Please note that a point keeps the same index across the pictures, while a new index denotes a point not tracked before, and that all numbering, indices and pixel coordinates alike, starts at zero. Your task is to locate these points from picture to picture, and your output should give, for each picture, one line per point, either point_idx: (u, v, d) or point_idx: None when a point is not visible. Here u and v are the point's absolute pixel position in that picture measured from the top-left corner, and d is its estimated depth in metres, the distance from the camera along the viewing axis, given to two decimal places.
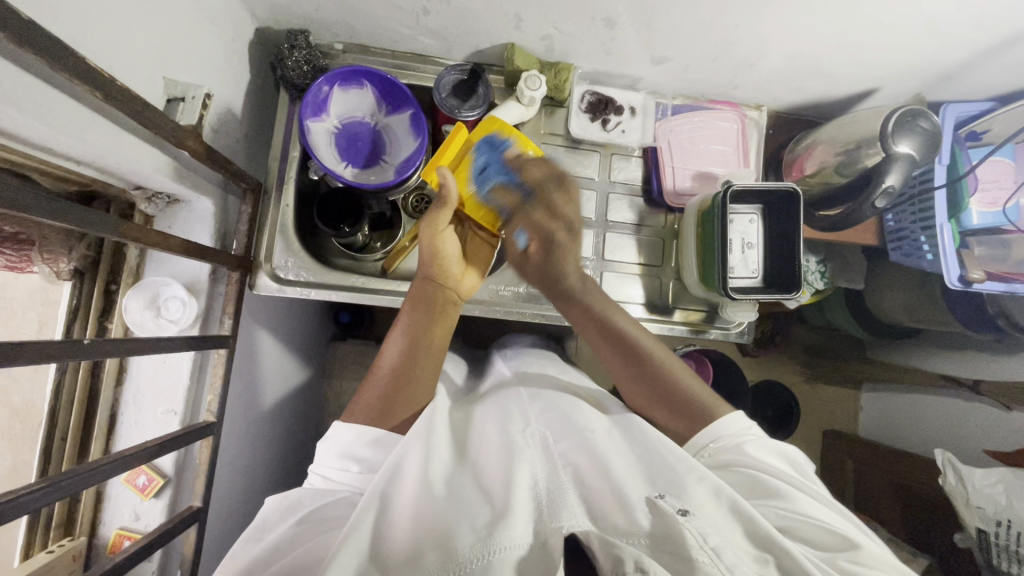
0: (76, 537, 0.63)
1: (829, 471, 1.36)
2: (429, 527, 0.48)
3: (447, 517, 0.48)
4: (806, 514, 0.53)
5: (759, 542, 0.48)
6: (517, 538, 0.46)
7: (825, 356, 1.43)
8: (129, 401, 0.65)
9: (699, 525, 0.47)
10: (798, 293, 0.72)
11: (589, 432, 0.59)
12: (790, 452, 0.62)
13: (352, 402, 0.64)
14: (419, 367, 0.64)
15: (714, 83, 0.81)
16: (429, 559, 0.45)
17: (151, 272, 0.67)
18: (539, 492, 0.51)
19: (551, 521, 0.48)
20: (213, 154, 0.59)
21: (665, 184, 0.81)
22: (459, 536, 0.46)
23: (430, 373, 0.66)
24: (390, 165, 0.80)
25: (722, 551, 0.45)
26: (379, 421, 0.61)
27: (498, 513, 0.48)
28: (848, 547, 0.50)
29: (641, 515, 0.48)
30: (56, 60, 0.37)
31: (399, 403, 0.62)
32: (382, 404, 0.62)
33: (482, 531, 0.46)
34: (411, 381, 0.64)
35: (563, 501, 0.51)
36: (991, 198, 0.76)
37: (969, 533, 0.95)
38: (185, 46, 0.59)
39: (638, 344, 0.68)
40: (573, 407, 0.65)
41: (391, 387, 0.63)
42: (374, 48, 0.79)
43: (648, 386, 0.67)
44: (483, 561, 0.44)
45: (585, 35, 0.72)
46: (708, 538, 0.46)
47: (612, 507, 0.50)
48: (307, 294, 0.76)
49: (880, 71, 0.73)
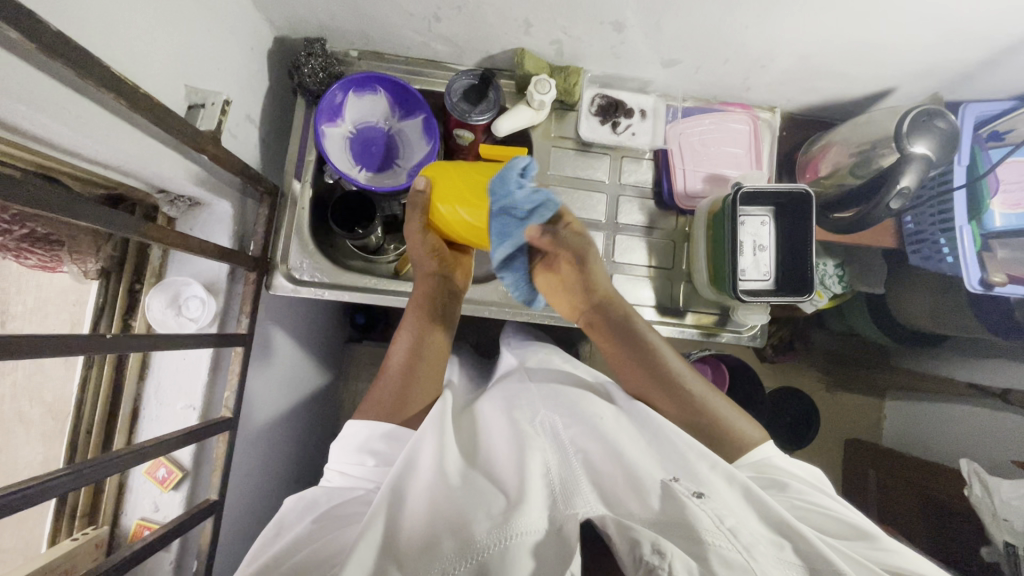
0: (99, 526, 0.65)
1: (852, 482, 1.33)
2: (444, 512, 0.48)
3: (462, 502, 0.49)
4: (818, 504, 0.54)
5: (773, 523, 0.47)
6: (534, 523, 0.46)
7: (848, 364, 1.40)
8: (151, 396, 0.68)
9: (713, 507, 0.47)
10: (811, 295, 0.72)
11: (597, 419, 0.59)
12: (808, 465, 0.63)
13: (364, 405, 0.65)
14: (421, 369, 0.66)
15: (726, 85, 0.80)
16: (446, 545, 0.45)
17: (173, 272, 0.70)
18: (551, 479, 0.51)
19: (566, 508, 0.48)
20: (232, 158, 0.61)
21: (676, 186, 0.82)
22: (476, 523, 0.46)
23: (437, 367, 0.68)
24: (403, 168, 0.82)
25: (738, 531, 0.45)
26: (395, 416, 0.62)
27: (512, 500, 0.48)
28: (863, 535, 0.51)
29: (655, 500, 0.48)
30: (84, 69, 0.39)
31: (409, 400, 0.63)
32: (394, 399, 0.63)
33: (499, 517, 0.46)
34: (420, 377, 0.65)
35: (577, 489, 0.50)
36: (1015, 200, 0.73)
37: (996, 547, 0.93)
38: (206, 56, 0.62)
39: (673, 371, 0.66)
40: (580, 396, 0.64)
41: (403, 381, 0.64)
42: (388, 55, 0.81)
43: (684, 410, 0.64)
44: (500, 547, 0.44)
45: (595, 38, 0.72)
46: (723, 519, 0.46)
47: (626, 493, 0.50)
48: (321, 294, 0.78)
49: (896, 70, 0.72)
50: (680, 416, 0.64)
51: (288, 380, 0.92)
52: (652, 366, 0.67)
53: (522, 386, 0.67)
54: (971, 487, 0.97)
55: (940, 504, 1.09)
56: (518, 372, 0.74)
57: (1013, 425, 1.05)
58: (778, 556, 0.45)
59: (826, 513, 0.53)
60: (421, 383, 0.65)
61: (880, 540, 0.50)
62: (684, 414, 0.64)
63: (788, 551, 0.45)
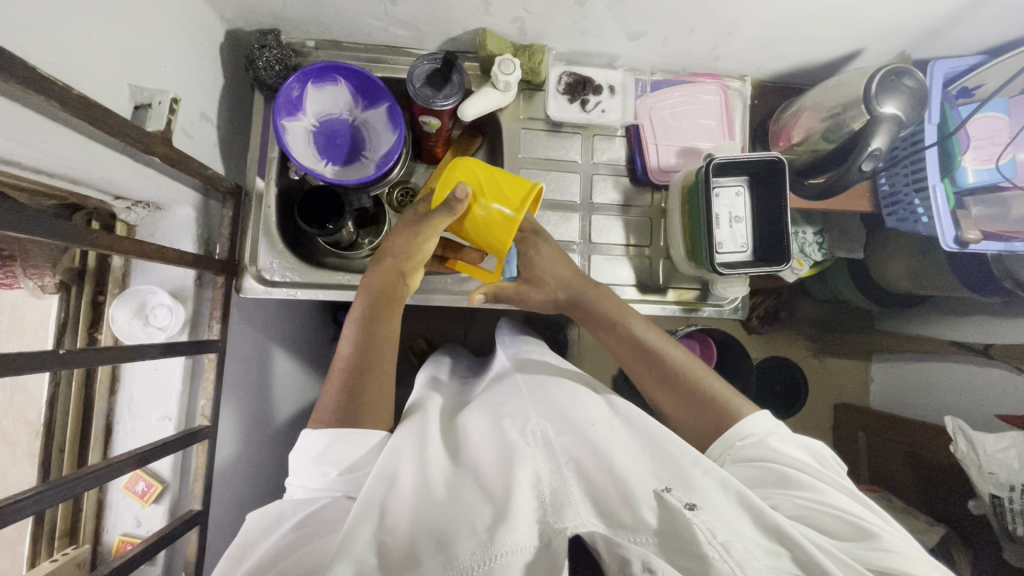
0: (80, 545, 0.64)
1: (843, 445, 1.36)
2: (431, 526, 0.48)
3: (448, 519, 0.48)
4: (821, 502, 0.53)
5: (768, 531, 0.47)
6: (520, 541, 0.46)
7: (833, 329, 1.41)
8: (124, 410, 0.67)
9: (707, 519, 0.46)
10: (789, 263, 0.71)
11: (589, 426, 0.58)
12: (812, 446, 0.61)
13: (318, 406, 0.62)
14: (369, 374, 0.62)
15: (694, 56, 0.79)
16: (429, 563, 0.45)
17: (137, 281, 0.68)
18: (542, 490, 0.51)
19: (555, 521, 0.48)
20: (185, 159, 0.59)
21: (649, 161, 0.80)
22: (460, 541, 0.46)
23: (388, 364, 0.65)
24: (371, 160, 0.80)
25: (731, 545, 0.45)
26: (344, 421, 0.59)
27: (499, 513, 0.47)
28: (865, 536, 0.50)
29: (648, 512, 0.48)
30: (4, 71, 0.37)
31: (360, 409, 0.60)
32: (344, 404, 0.60)
33: (485, 535, 0.46)
34: (370, 373, 0.62)
35: (568, 500, 0.50)
36: (985, 155, 0.74)
37: (983, 500, 0.95)
38: (150, 53, 0.59)
39: (659, 351, 0.69)
40: (572, 399, 0.64)
41: (353, 378, 0.62)
42: (346, 44, 0.79)
43: (673, 391, 0.67)
44: (484, 567, 0.44)
45: (556, 14, 0.70)
46: (716, 532, 0.46)
47: (618, 503, 0.49)
48: (294, 294, 0.77)
49: (863, 31, 0.71)
50: (683, 410, 0.66)
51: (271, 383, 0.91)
52: (643, 353, 0.69)
53: (512, 391, 0.67)
54: (956, 444, 0.97)
55: (927, 462, 1.11)
56: (507, 376, 0.73)
57: (999, 379, 1.06)
58: (773, 566, 0.45)
59: (827, 512, 0.52)
60: (368, 388, 0.62)
61: (882, 540, 0.49)
62: (673, 395, 0.67)
63: (785, 561, 0.46)
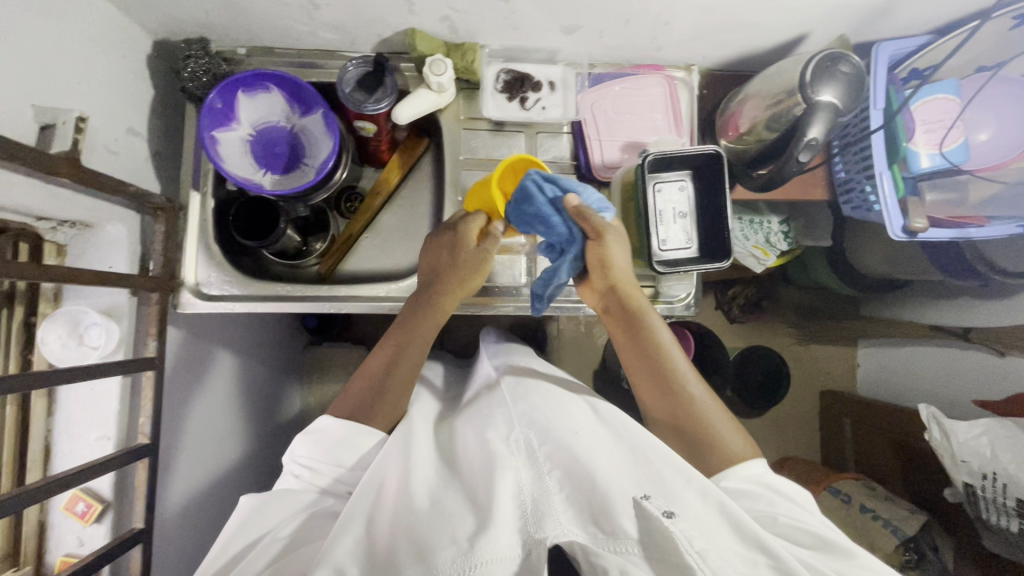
0: (20, 567, 0.64)
1: (830, 432, 1.34)
2: (411, 539, 0.48)
3: (429, 529, 0.48)
4: (799, 520, 0.52)
5: (748, 540, 0.45)
6: (500, 550, 0.45)
7: (815, 316, 1.39)
8: (62, 432, 0.66)
9: (685, 528, 0.45)
10: (728, 262, 0.70)
11: (573, 433, 0.57)
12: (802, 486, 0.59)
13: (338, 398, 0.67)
14: (399, 368, 0.67)
15: (635, 46, 0.77)
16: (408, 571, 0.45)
17: (71, 300, 0.67)
18: (523, 500, 0.50)
19: (536, 531, 0.47)
20: (97, 177, 0.58)
21: (593, 158, 0.78)
22: (440, 551, 0.46)
23: (410, 369, 0.68)
24: (310, 167, 0.78)
25: (708, 554, 0.43)
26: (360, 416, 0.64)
27: (481, 523, 0.47)
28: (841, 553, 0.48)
29: (628, 521, 0.46)
30: None
31: (374, 407, 0.65)
32: (362, 402, 0.65)
33: (464, 545, 0.46)
34: (394, 378, 0.66)
35: (549, 510, 0.49)
36: (934, 138, 0.71)
37: (958, 489, 0.93)
38: (59, 70, 0.58)
39: (672, 376, 0.64)
40: (563, 406, 0.62)
41: (379, 380, 0.66)
42: (279, 49, 0.77)
43: (671, 417, 0.64)
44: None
45: (485, 11, 0.68)
46: (693, 540, 0.44)
47: (598, 513, 0.48)
48: (234, 308, 0.76)
49: (803, 16, 0.68)
50: (671, 425, 0.63)
51: (234, 393, 0.90)
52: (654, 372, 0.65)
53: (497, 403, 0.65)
54: (929, 432, 0.92)
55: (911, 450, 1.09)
56: (492, 384, 0.71)
57: (977, 363, 1.04)
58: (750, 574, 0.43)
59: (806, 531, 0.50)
60: (401, 379, 0.67)
61: (859, 557, 0.48)
62: (669, 422, 0.64)
63: (762, 569, 0.44)
